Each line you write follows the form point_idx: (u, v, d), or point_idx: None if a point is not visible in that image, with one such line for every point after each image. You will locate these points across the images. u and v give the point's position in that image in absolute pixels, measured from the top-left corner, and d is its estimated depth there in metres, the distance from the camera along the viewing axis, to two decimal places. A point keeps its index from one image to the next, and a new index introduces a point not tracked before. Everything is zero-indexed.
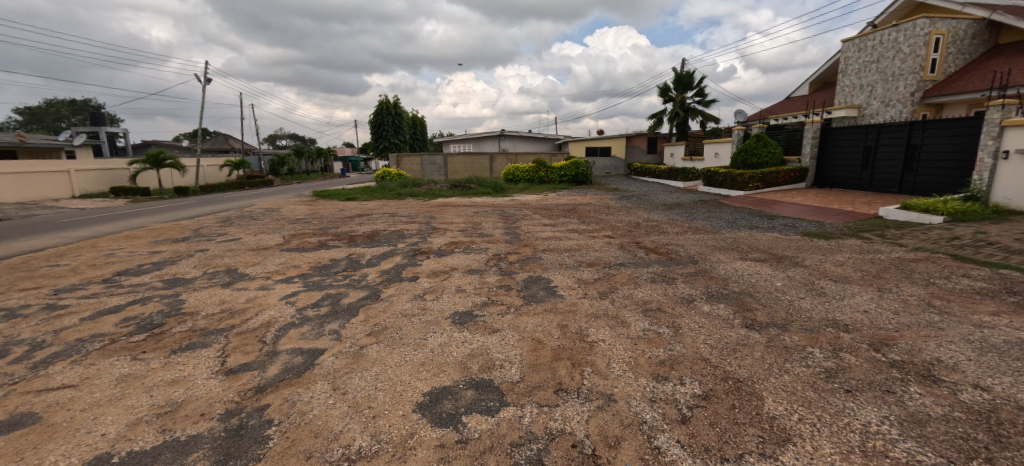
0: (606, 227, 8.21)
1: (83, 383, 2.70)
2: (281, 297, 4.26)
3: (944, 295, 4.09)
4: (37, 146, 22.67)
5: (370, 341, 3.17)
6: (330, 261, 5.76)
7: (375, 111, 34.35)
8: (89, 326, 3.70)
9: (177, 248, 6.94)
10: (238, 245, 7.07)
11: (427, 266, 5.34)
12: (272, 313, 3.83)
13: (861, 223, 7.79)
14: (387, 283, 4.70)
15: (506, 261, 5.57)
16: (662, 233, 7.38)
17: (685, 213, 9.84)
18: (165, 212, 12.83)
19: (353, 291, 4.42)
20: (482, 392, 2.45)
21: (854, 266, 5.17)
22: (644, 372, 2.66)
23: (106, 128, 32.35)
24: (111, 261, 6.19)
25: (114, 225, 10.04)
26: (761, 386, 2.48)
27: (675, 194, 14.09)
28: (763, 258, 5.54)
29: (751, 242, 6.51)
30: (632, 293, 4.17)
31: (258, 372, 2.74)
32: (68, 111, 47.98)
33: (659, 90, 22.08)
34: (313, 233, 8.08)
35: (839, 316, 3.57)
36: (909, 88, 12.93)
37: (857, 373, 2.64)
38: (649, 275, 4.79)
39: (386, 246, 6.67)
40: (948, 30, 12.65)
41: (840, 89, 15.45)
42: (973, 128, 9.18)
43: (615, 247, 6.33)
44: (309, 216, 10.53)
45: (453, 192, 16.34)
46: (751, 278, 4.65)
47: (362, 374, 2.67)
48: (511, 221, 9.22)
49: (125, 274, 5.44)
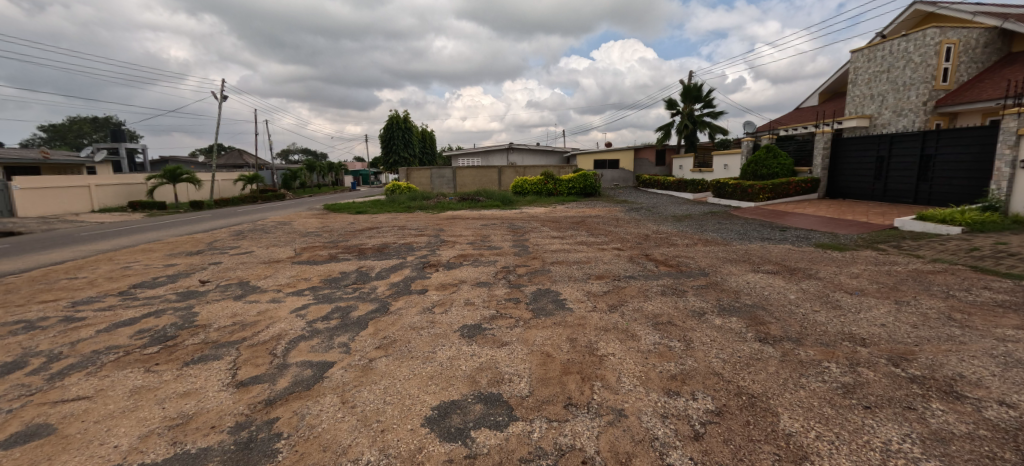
0: (615, 239, 8.20)
1: (98, 394, 2.74)
2: (292, 310, 4.29)
3: (964, 308, 3.98)
4: (60, 162, 23.43)
5: (379, 354, 3.17)
6: (340, 274, 5.82)
7: (386, 125, 34.90)
8: (106, 338, 3.76)
9: (192, 261, 7.08)
10: (250, 258, 7.18)
11: (437, 279, 5.36)
12: (282, 326, 3.85)
13: (876, 234, 7.66)
14: (397, 295, 4.71)
15: (515, 273, 5.57)
16: (671, 245, 7.33)
17: (695, 225, 9.76)
18: (179, 226, 13.08)
19: (362, 304, 4.44)
20: (490, 406, 2.43)
21: (869, 278, 5.07)
22: (655, 387, 2.61)
23: (126, 144, 33.33)
24: (127, 274, 6.32)
25: (132, 238, 10.30)
26: (776, 402, 2.42)
27: (685, 205, 14.01)
28: (776, 270, 5.46)
29: (763, 254, 6.44)
30: (642, 305, 4.14)
31: (269, 385, 2.75)
32: (90, 128, 49.77)
33: (667, 102, 22.15)
34: (323, 246, 8.18)
35: (855, 329, 3.49)
36: (921, 97, 12.81)
37: (875, 389, 2.57)
38: (658, 287, 4.76)
39: (395, 259, 6.72)
40: (960, 39, 12.57)
41: (850, 99, 15.36)
42: (988, 138, 9.03)
43: (624, 259, 6.28)
44: (320, 230, 10.65)
45: (462, 205, 16.47)
46: (763, 291, 4.59)
47: (370, 388, 2.67)
48: (520, 234, 9.24)
49: (140, 287, 5.55)
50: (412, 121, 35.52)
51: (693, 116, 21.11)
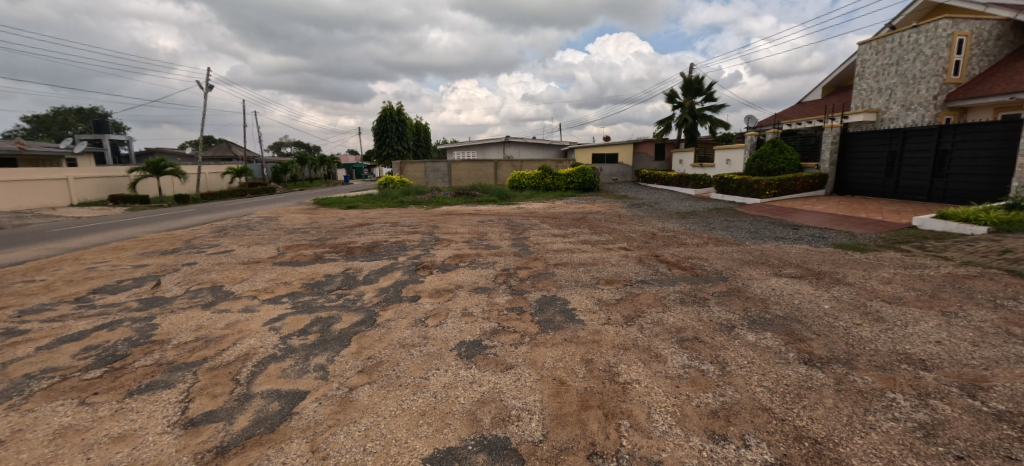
0: (621, 237, 7.72)
1: (12, 438, 2.22)
2: (265, 323, 3.76)
3: (1022, 321, 3.55)
4: (37, 154, 22.40)
5: (361, 381, 2.68)
6: (325, 277, 5.28)
7: (378, 118, 34.10)
8: (44, 357, 3.23)
9: (164, 262, 6.51)
10: (229, 258, 6.62)
11: (430, 283, 4.86)
12: (251, 342, 3.34)
13: (894, 233, 7.28)
14: (385, 304, 4.20)
15: (516, 277, 5.08)
16: (681, 245, 6.87)
17: (702, 223, 9.30)
18: (160, 221, 12.41)
19: (347, 315, 3.93)
20: (496, 457, 1.95)
21: (904, 283, 4.65)
22: (696, 428, 2.15)
23: (110, 135, 32.25)
24: (90, 277, 5.76)
25: (107, 235, 9.68)
26: (847, 451, 1.96)
27: (687, 201, 13.59)
28: (800, 274, 5.02)
29: (781, 255, 6.00)
30: (662, 318, 3.66)
31: (223, 425, 2.26)
32: (75, 119, 48.53)
33: (667, 95, 21.64)
34: (309, 244, 7.63)
35: (911, 349, 3.04)
36: (931, 91, 12.43)
37: (961, 431, 2.13)
38: (676, 294, 4.30)
39: (385, 260, 6.20)
40: (972, 31, 12.19)
41: (856, 92, 14.92)
42: (1009, 133, 8.63)
43: (633, 261, 5.83)
44: (307, 226, 10.08)
45: (458, 200, 15.91)
46: (793, 299, 4.13)
47: (348, 430, 2.18)
48: (519, 231, 8.76)
49: (100, 292, 4.99)
50: (406, 113, 34.75)
51: (693, 109, 20.68)
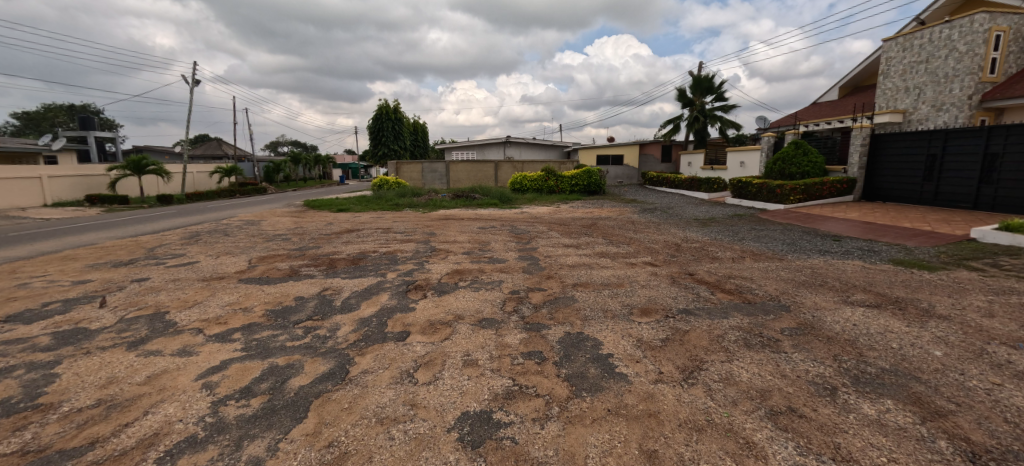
0: (641, 249, 6.82)
1: None
2: (201, 374, 2.81)
3: None
4: (11, 150, 21.24)
5: None
6: (295, 301, 4.32)
7: (374, 116, 33.12)
8: None
9: (110, 278, 5.51)
10: (188, 273, 5.65)
11: (424, 313, 3.91)
12: (170, 412, 2.38)
13: (954, 246, 6.41)
14: (364, 344, 3.25)
15: (530, 304, 4.14)
16: (714, 260, 5.96)
17: (727, 232, 8.39)
18: (131, 225, 11.34)
19: (312, 361, 2.98)
20: None
21: (1011, 316, 3.75)
22: None
23: (95, 132, 31.11)
24: (13, 297, 4.78)
25: (63, 241, 8.66)
26: None
27: (703, 206, 12.68)
28: (875, 302, 4.11)
29: (838, 275, 5.10)
30: (733, 372, 2.73)
31: None
32: (65, 115, 47.29)
33: (676, 94, 20.77)
34: (287, 255, 6.67)
35: None
36: (966, 90, 11.58)
37: None
38: (737, 333, 3.37)
39: (371, 277, 5.24)
40: (1010, 26, 11.37)
41: (880, 92, 14.08)
42: None
43: (665, 281, 4.91)
44: (290, 232, 9.11)
45: (456, 203, 14.96)
46: (890, 342, 3.21)
47: None
48: (525, 240, 7.84)
49: (12, 320, 4.02)
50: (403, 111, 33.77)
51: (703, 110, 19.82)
